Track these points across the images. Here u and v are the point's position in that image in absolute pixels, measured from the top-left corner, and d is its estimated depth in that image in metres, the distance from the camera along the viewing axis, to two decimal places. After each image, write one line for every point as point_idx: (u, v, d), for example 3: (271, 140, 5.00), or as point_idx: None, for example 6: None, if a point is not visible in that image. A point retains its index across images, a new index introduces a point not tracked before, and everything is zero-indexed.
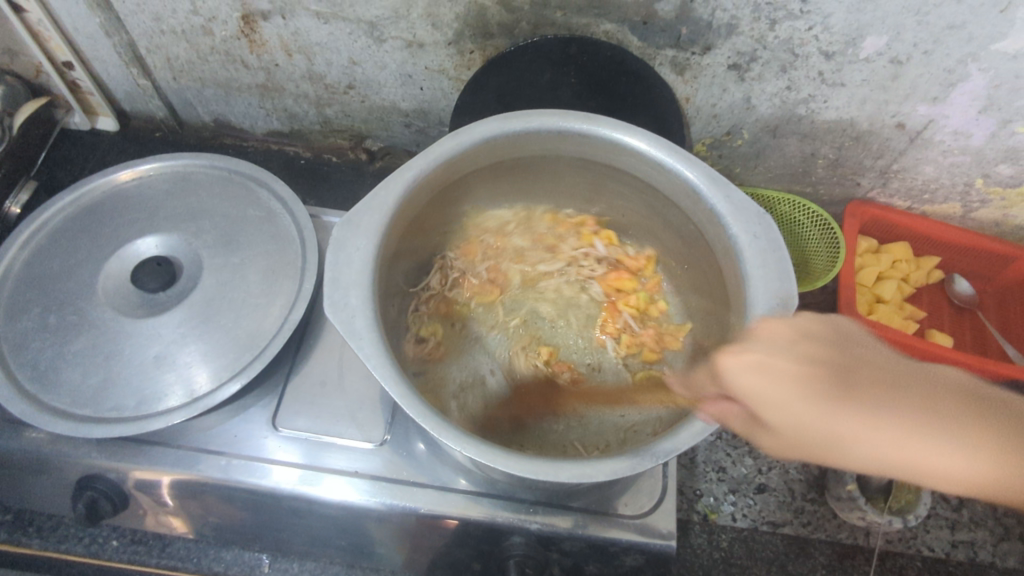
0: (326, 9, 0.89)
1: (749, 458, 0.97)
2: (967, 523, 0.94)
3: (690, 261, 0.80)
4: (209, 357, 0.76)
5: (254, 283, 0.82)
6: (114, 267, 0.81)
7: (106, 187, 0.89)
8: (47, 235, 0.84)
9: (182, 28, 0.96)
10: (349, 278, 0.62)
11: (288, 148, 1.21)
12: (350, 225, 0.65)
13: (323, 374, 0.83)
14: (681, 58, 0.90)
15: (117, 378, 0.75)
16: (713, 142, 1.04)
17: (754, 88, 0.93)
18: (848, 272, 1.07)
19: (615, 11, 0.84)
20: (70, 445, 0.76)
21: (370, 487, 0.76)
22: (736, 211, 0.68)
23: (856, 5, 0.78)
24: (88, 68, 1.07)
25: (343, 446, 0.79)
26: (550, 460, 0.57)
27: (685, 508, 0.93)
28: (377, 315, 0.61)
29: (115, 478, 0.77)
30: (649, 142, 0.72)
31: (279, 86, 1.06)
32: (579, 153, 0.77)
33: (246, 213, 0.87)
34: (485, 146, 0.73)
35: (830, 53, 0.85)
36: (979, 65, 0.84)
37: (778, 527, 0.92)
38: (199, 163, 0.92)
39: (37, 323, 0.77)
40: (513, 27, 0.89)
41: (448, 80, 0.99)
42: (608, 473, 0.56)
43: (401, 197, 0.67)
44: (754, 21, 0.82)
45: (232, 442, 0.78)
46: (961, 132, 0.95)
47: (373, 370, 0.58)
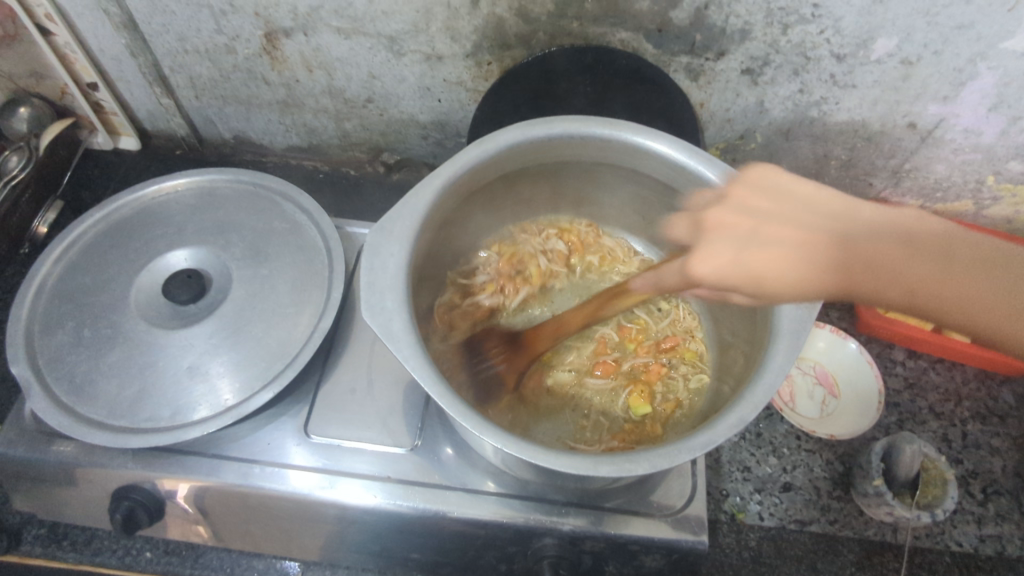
0: (347, 25, 0.91)
1: (773, 457, 0.97)
2: (993, 518, 0.94)
3: None
4: (242, 366, 0.78)
5: (283, 293, 0.83)
6: (145, 281, 0.83)
7: (135, 203, 0.90)
8: (78, 251, 0.85)
9: (206, 47, 0.98)
10: (384, 282, 0.63)
11: (307, 163, 1.23)
12: (383, 231, 0.67)
13: (352, 382, 0.84)
14: (695, 64, 0.92)
15: (152, 389, 0.76)
16: (727, 146, 1.06)
17: (767, 92, 0.95)
18: None
19: (630, 20, 0.87)
20: (106, 457, 0.77)
21: (402, 492, 0.77)
22: None
23: (867, 7, 0.80)
24: (112, 88, 1.09)
25: (374, 452, 0.80)
26: (590, 456, 0.57)
27: (712, 509, 0.93)
28: (412, 317, 0.63)
29: (151, 488, 0.78)
30: (671, 144, 0.73)
31: (299, 101, 1.08)
32: (601, 157, 0.78)
33: (273, 225, 0.89)
34: (510, 152, 0.74)
35: (841, 55, 0.87)
36: (989, 64, 0.85)
37: (806, 524, 0.92)
38: (224, 178, 0.94)
39: (72, 337, 0.78)
40: (530, 38, 0.91)
41: (466, 92, 1.01)
42: (648, 466, 0.56)
43: (431, 203, 0.69)
44: (767, 26, 0.84)
45: (265, 450, 0.79)
46: (971, 130, 0.96)
47: (412, 370, 0.59)
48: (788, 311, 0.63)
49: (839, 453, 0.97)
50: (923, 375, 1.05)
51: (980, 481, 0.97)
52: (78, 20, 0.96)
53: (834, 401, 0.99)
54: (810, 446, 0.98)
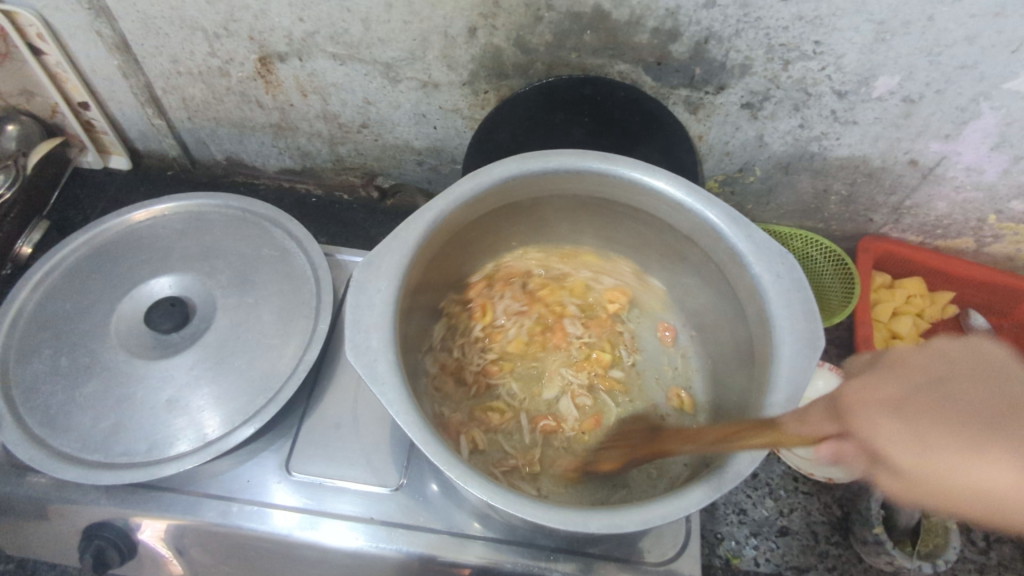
0: (343, 51, 0.90)
1: (770, 500, 0.95)
2: (995, 567, 0.91)
3: (709, 302, 0.79)
4: (223, 399, 0.75)
5: (269, 323, 0.81)
6: (128, 307, 0.80)
7: (120, 226, 0.88)
8: (60, 276, 0.83)
9: (199, 69, 0.97)
10: (370, 320, 0.61)
11: (300, 186, 1.22)
12: (371, 266, 0.65)
13: (337, 417, 0.82)
14: (694, 97, 0.90)
15: (129, 422, 0.73)
16: (726, 179, 1.05)
17: (767, 126, 0.94)
18: (865, 305, 1.06)
19: (630, 52, 0.85)
20: (79, 492, 0.74)
21: (386, 534, 0.75)
22: (759, 252, 0.67)
23: (869, 45, 0.79)
24: (104, 108, 1.08)
25: (358, 492, 0.77)
26: (580, 509, 0.55)
27: (706, 553, 0.90)
28: (398, 357, 0.60)
29: (124, 525, 0.75)
30: (669, 181, 0.72)
31: (293, 125, 1.06)
32: (597, 192, 0.77)
33: (261, 252, 0.87)
34: (504, 186, 0.73)
35: (842, 92, 0.86)
36: (992, 103, 0.84)
37: (803, 571, 0.89)
38: (213, 202, 0.92)
39: (48, 365, 0.76)
40: (528, 68, 0.89)
41: (462, 120, 1.00)
42: (639, 523, 0.54)
43: (421, 238, 0.67)
44: (768, 62, 0.83)
45: (244, 487, 0.77)
46: (973, 168, 0.95)
47: (396, 415, 0.57)
48: (785, 358, 0.62)
49: (837, 496, 0.95)
50: None
51: (982, 528, 0.94)
52: (70, 40, 0.94)
53: None
54: (808, 488, 0.95)
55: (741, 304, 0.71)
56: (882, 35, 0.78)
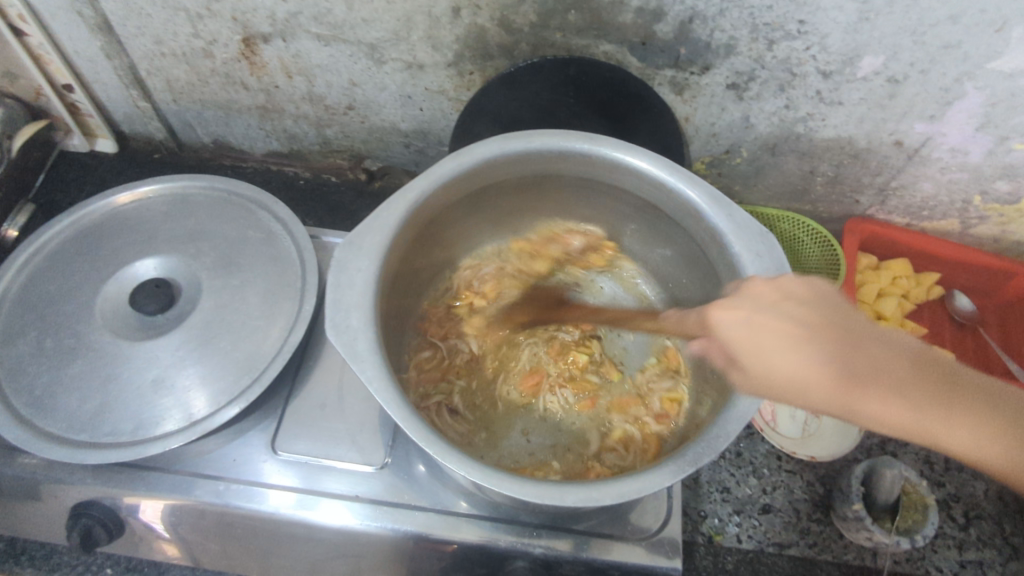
0: (327, 31, 0.89)
1: (753, 478, 0.96)
2: (974, 542, 0.93)
3: (692, 282, 0.80)
4: (208, 379, 0.76)
5: (254, 305, 0.81)
6: (112, 289, 0.81)
7: (105, 209, 0.88)
8: (45, 258, 0.83)
9: (183, 50, 0.96)
10: (350, 300, 0.62)
11: (287, 169, 1.21)
12: (353, 247, 0.65)
13: (322, 397, 0.82)
14: (679, 77, 0.90)
15: (115, 402, 0.74)
16: (712, 161, 1.05)
17: (752, 107, 0.93)
18: (849, 286, 1.07)
19: (614, 32, 0.85)
20: (66, 472, 0.75)
21: (371, 511, 0.75)
22: (739, 231, 0.68)
23: (853, 24, 0.79)
24: (88, 90, 1.07)
25: (344, 470, 0.78)
26: (556, 483, 0.56)
27: (690, 530, 0.91)
28: (379, 336, 0.61)
29: (111, 504, 0.76)
30: (651, 161, 0.72)
31: (279, 107, 1.06)
32: (580, 172, 0.77)
33: (246, 235, 0.87)
34: (486, 166, 0.73)
35: (827, 72, 0.86)
36: (976, 84, 0.84)
37: (784, 548, 0.91)
38: (198, 184, 0.92)
39: (33, 347, 0.76)
40: (513, 48, 0.89)
41: (448, 101, 0.99)
42: (615, 496, 0.55)
43: (402, 218, 0.67)
44: (752, 42, 0.83)
45: (231, 467, 0.77)
46: (958, 149, 0.95)
47: (375, 393, 0.57)
48: None
49: (820, 474, 0.96)
50: None
51: (962, 505, 0.96)
52: (51, 20, 0.93)
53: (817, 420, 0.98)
54: (791, 467, 0.96)
55: (721, 283, 0.72)
56: (866, 14, 0.78)
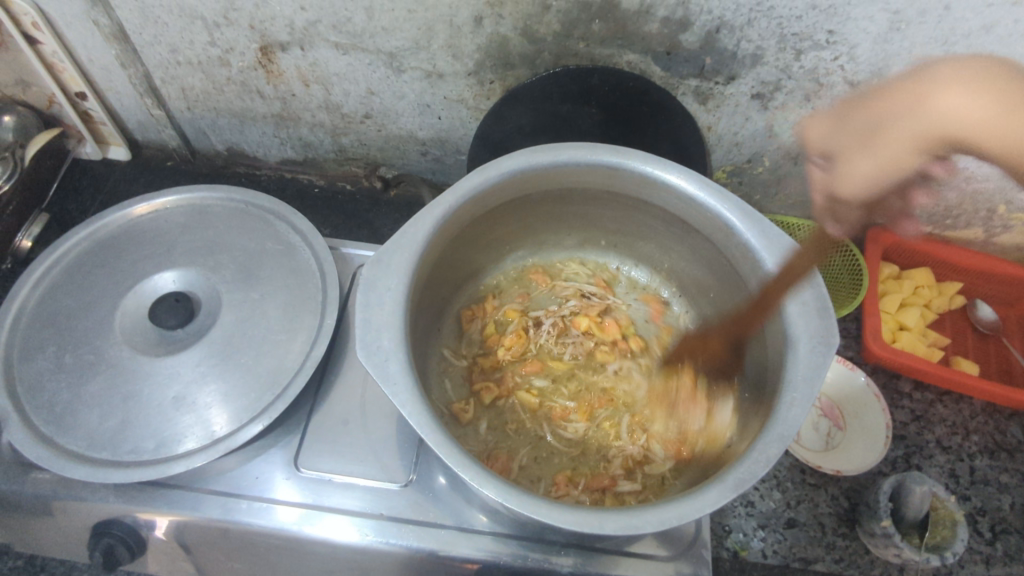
0: (346, 40, 0.88)
1: (777, 492, 0.95)
2: (1002, 558, 0.92)
3: (719, 297, 0.79)
4: (231, 396, 0.75)
5: (274, 319, 0.80)
6: (131, 303, 0.79)
7: (122, 221, 0.87)
8: (62, 271, 0.82)
9: (199, 59, 0.95)
10: (380, 320, 0.61)
11: (302, 176, 1.20)
12: (380, 264, 0.64)
13: (344, 413, 0.81)
14: (704, 87, 0.89)
15: (136, 419, 0.73)
16: (734, 170, 1.04)
17: (777, 117, 0.92)
18: (872, 297, 1.05)
19: (639, 42, 0.84)
20: (86, 490, 0.74)
21: (397, 530, 0.74)
22: (773, 248, 0.67)
23: (883, 34, 0.78)
24: (102, 98, 1.06)
25: (367, 488, 0.77)
26: (593, 510, 0.55)
27: (714, 545, 0.90)
28: (410, 358, 0.60)
29: (132, 523, 0.75)
30: (681, 175, 0.71)
31: (295, 115, 1.05)
32: (607, 185, 0.76)
33: (265, 247, 0.86)
34: (514, 180, 0.72)
35: (855, 82, 0.85)
36: None
37: (810, 563, 0.90)
38: (216, 195, 0.90)
39: (53, 363, 0.75)
40: (534, 58, 0.88)
41: (467, 110, 0.98)
42: (654, 524, 0.54)
43: (430, 234, 0.66)
44: (780, 52, 0.82)
45: (252, 484, 0.76)
46: (985, 159, 0.94)
47: (408, 417, 0.56)
48: (801, 360, 0.61)
49: (844, 488, 0.95)
50: (931, 407, 1.03)
51: (988, 519, 0.95)
52: (66, 28, 0.92)
53: (839, 435, 0.97)
54: (815, 480, 0.95)
55: (752, 298, 0.71)
56: (897, 24, 0.76)
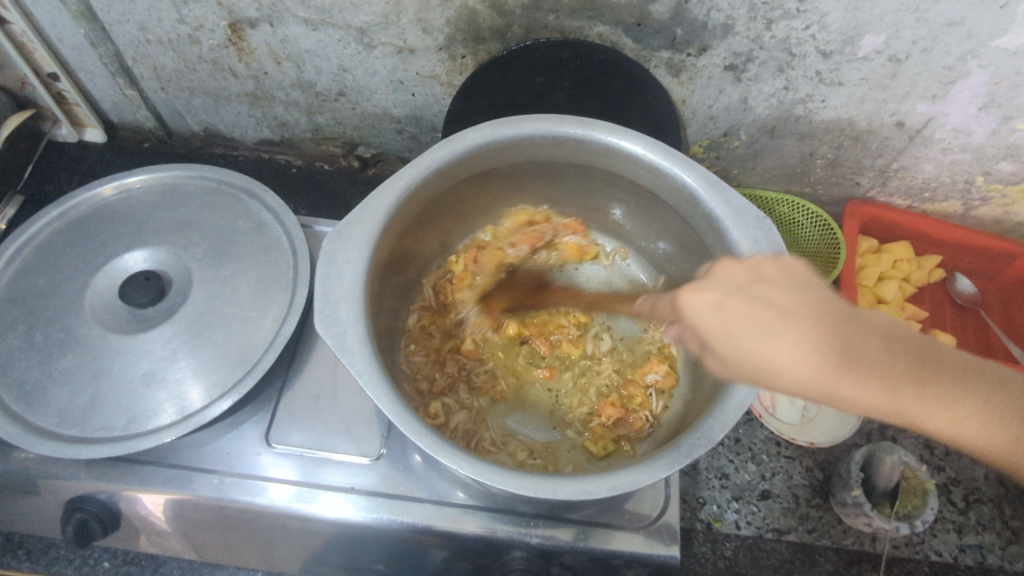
0: (315, 15, 0.87)
1: (752, 464, 0.95)
2: (974, 527, 0.93)
3: (688, 268, 0.79)
4: (201, 372, 0.75)
5: (245, 296, 0.80)
6: (102, 282, 0.80)
7: (93, 201, 0.87)
8: (32, 251, 0.82)
9: (169, 37, 0.94)
10: (341, 292, 0.61)
11: (279, 157, 1.20)
12: (341, 238, 0.64)
13: (317, 387, 0.81)
14: (676, 59, 0.88)
15: (106, 397, 0.73)
16: (710, 144, 1.03)
17: (750, 89, 0.92)
18: (848, 271, 1.07)
19: (608, 13, 0.83)
20: (58, 467, 0.75)
21: (367, 503, 0.75)
22: (737, 215, 0.67)
23: (853, 3, 0.77)
24: (74, 78, 1.05)
25: (339, 462, 0.77)
26: (550, 477, 0.55)
27: (688, 517, 0.91)
28: (369, 329, 0.60)
29: (106, 499, 0.75)
30: (645, 145, 0.71)
31: (269, 94, 1.04)
32: (573, 157, 0.75)
33: (236, 225, 0.86)
34: (477, 153, 0.71)
35: (827, 52, 0.84)
36: (980, 62, 0.82)
37: (783, 534, 0.91)
38: (187, 174, 0.90)
39: (23, 341, 0.76)
40: (505, 31, 0.87)
41: (440, 86, 0.98)
42: (609, 489, 0.54)
43: (392, 207, 0.66)
44: (750, 21, 0.81)
45: (224, 460, 0.77)
46: (961, 130, 0.93)
47: (365, 386, 0.57)
48: None
49: (819, 459, 0.95)
50: None
51: (961, 489, 0.95)
52: (34, 7, 0.91)
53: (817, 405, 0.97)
54: (790, 452, 0.96)
55: (718, 269, 0.71)
56: None
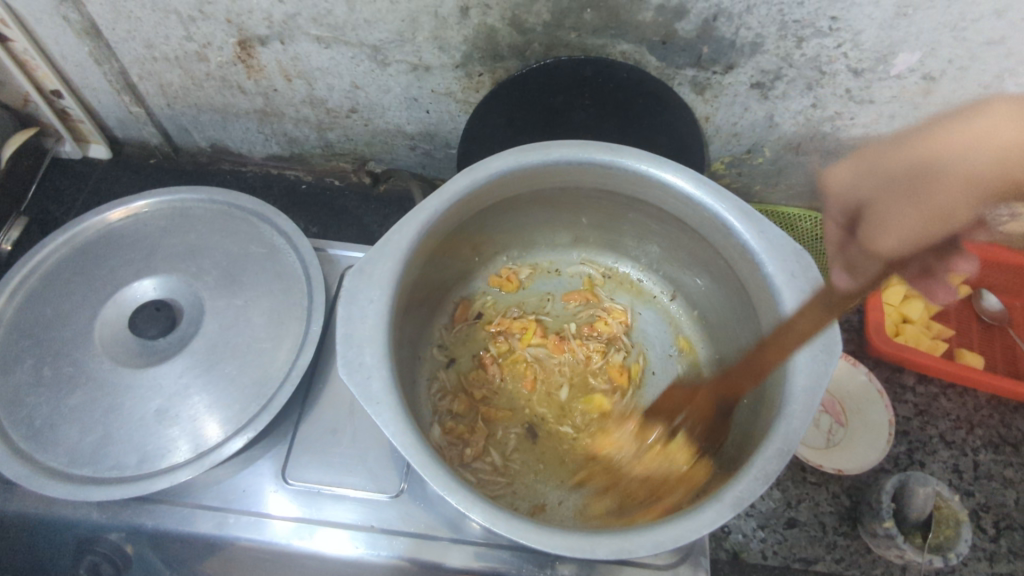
0: (327, 33, 0.84)
1: (777, 491, 0.93)
2: (1005, 555, 0.90)
3: (717, 296, 0.76)
4: (215, 407, 0.72)
5: (259, 326, 0.78)
6: (110, 313, 0.77)
7: (99, 226, 0.84)
8: (39, 279, 0.80)
9: (176, 54, 0.91)
10: (363, 334, 0.58)
11: (288, 172, 1.17)
12: (362, 274, 0.61)
13: (333, 422, 0.78)
14: (701, 77, 0.85)
15: (118, 434, 0.71)
16: (733, 161, 1.00)
17: (777, 106, 0.89)
18: (873, 290, 1.03)
19: (633, 31, 0.80)
20: (68, 507, 0.72)
21: (387, 542, 0.73)
22: (772, 248, 0.64)
23: (889, 21, 0.74)
24: (78, 95, 1.02)
25: (357, 499, 0.74)
26: (587, 533, 0.52)
27: (713, 547, 0.89)
28: (393, 374, 0.57)
29: (117, 539, 0.74)
30: (676, 174, 0.68)
31: (279, 111, 1.01)
32: (599, 183, 0.73)
33: (248, 250, 0.83)
34: (500, 181, 0.69)
35: (859, 70, 0.81)
36: (1017, 81, 0.79)
37: (810, 564, 0.89)
38: (197, 197, 0.87)
39: (31, 376, 0.73)
40: (524, 49, 0.84)
41: (456, 103, 0.95)
42: (650, 547, 0.52)
43: (414, 240, 0.63)
44: (780, 39, 0.78)
45: (239, 497, 0.74)
46: None
47: (391, 437, 0.54)
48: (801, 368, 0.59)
49: (846, 486, 0.93)
50: (934, 402, 1.01)
51: (992, 515, 0.93)
52: (36, 25, 0.88)
53: (841, 429, 0.94)
54: (816, 479, 0.94)
55: (752, 301, 0.68)
56: (904, 10, 0.72)
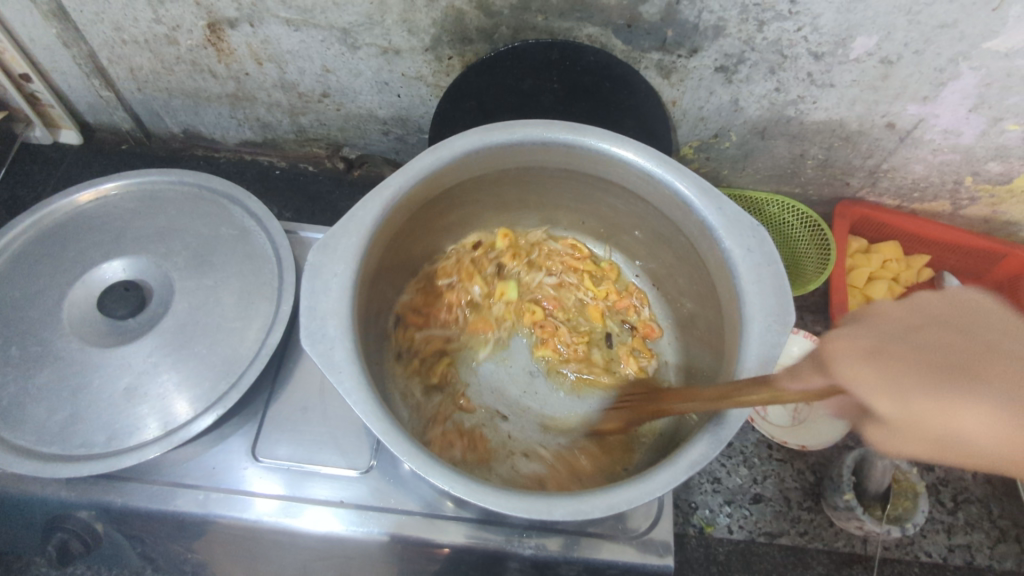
0: (296, 15, 0.85)
1: (744, 468, 0.95)
2: (963, 526, 0.93)
3: (681, 274, 0.78)
4: (184, 386, 0.73)
5: (229, 307, 0.78)
6: (79, 293, 0.77)
7: (69, 208, 0.84)
8: (6, 260, 0.79)
9: (145, 37, 0.91)
10: (327, 306, 0.59)
11: (262, 158, 1.17)
12: (327, 249, 0.62)
13: (304, 399, 0.79)
14: (667, 60, 0.87)
15: (86, 413, 0.71)
16: (701, 145, 1.02)
17: (742, 90, 0.91)
18: (837, 272, 1.06)
19: (598, 14, 0.81)
20: (37, 485, 0.73)
21: (358, 518, 0.73)
22: (729, 223, 0.66)
23: (847, 4, 0.76)
24: (47, 80, 1.02)
25: (328, 475, 0.75)
26: (545, 496, 0.54)
27: (681, 522, 0.91)
28: (356, 344, 0.58)
29: (87, 518, 0.74)
30: (638, 152, 0.69)
31: (250, 95, 1.01)
32: (564, 163, 0.74)
33: (219, 232, 0.84)
34: (466, 160, 0.70)
35: (819, 54, 0.83)
36: (971, 64, 0.82)
37: (775, 537, 0.91)
38: (167, 179, 0.88)
39: None
40: (492, 32, 0.85)
41: (427, 87, 0.96)
42: (605, 509, 0.53)
43: (379, 216, 0.64)
44: (742, 23, 0.80)
45: (210, 474, 0.75)
46: (951, 131, 0.93)
47: (354, 405, 0.55)
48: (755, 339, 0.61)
49: (810, 462, 0.95)
50: None
51: (951, 489, 0.96)
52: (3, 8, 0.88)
53: (806, 407, 0.96)
54: (781, 455, 0.96)
55: (710, 277, 0.70)
56: None
